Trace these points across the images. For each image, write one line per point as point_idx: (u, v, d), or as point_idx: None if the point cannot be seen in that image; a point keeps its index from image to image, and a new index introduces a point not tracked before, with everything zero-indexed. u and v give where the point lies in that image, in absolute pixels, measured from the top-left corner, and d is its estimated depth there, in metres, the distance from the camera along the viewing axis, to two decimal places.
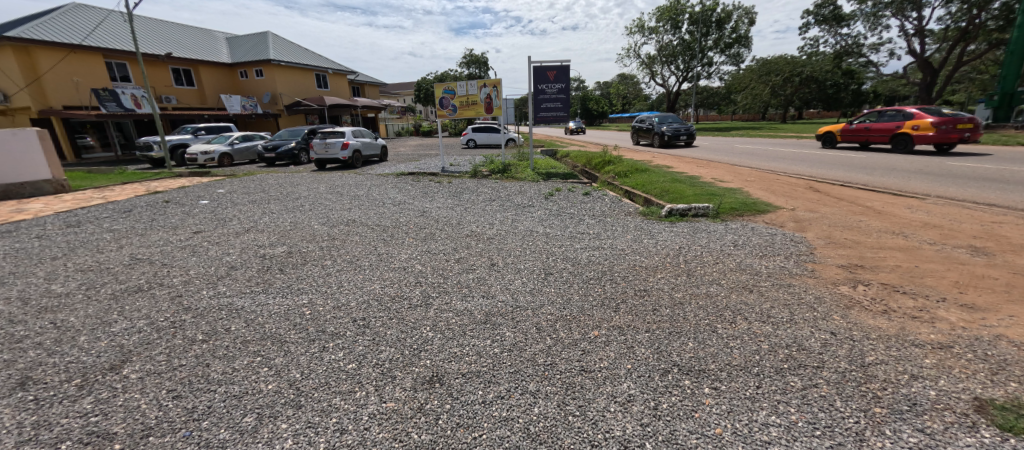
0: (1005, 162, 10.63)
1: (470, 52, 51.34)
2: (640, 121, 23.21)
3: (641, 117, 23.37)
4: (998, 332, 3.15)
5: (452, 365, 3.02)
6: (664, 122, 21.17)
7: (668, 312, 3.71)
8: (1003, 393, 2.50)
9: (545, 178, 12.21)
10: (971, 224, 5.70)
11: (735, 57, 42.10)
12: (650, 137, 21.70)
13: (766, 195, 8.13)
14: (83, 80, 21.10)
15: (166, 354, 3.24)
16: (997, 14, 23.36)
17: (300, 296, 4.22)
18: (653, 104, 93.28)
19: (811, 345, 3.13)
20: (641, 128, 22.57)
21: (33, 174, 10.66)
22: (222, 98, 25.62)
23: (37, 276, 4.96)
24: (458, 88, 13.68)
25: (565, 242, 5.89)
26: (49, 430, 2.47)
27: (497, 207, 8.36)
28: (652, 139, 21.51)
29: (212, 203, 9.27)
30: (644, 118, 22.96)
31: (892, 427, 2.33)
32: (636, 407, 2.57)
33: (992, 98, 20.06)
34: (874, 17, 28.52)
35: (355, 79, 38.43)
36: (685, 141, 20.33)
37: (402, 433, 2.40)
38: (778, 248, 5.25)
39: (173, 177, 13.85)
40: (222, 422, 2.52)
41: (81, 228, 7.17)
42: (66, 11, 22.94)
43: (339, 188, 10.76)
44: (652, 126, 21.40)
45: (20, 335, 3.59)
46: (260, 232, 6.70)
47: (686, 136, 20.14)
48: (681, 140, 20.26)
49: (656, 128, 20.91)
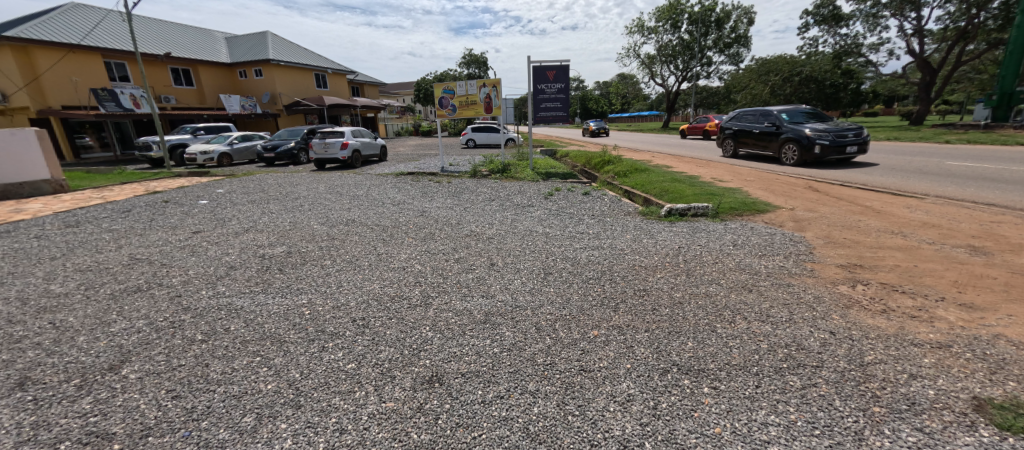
0: (1003, 162, 10.67)
1: (470, 52, 51.49)
2: (744, 119, 14.29)
3: (744, 113, 14.49)
4: (997, 332, 3.15)
5: (451, 365, 3.02)
6: (801, 121, 12.19)
7: (667, 312, 3.71)
8: (1002, 393, 2.50)
9: (544, 177, 12.22)
10: (970, 224, 5.71)
11: (734, 57, 42.15)
12: (780, 148, 12.45)
13: (765, 195, 8.14)
14: (82, 80, 21.09)
15: (165, 354, 3.24)
16: (997, 13, 23.34)
17: (299, 296, 4.22)
18: (653, 104, 93.52)
19: (811, 344, 3.13)
20: (753, 133, 13.57)
21: (31, 175, 10.63)
22: (222, 99, 25.69)
23: (36, 277, 4.95)
24: (457, 88, 13.67)
25: (565, 242, 5.88)
26: (48, 431, 2.47)
27: (497, 207, 8.35)
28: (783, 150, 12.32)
29: (211, 203, 9.24)
30: (754, 113, 13.94)
31: (892, 426, 2.33)
32: (636, 407, 2.57)
33: (992, 98, 20.08)
34: (873, 18, 28.57)
35: (354, 79, 38.42)
36: (854, 153, 11.17)
37: (401, 433, 2.40)
38: (778, 247, 5.25)
39: (172, 178, 13.80)
40: (221, 423, 2.51)
41: (79, 228, 7.14)
42: (64, 11, 22.90)
43: (339, 188, 10.72)
44: (778, 129, 12.46)
45: (18, 335, 3.59)
46: (259, 232, 6.68)
47: (855, 145, 11.12)
48: (849, 152, 11.11)
49: (790, 131, 11.99)
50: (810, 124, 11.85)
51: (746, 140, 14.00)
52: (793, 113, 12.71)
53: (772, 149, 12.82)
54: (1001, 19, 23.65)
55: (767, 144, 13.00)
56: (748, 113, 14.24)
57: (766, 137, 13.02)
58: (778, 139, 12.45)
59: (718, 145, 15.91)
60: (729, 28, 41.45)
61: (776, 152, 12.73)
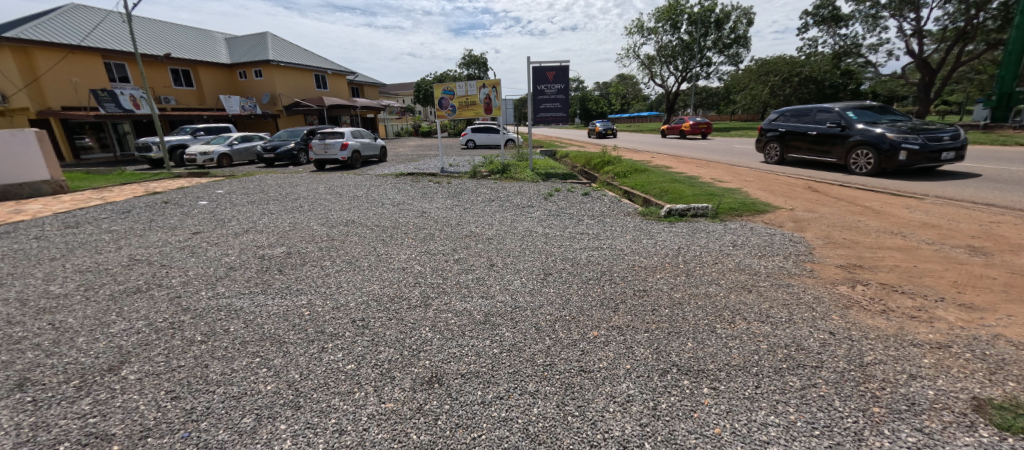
0: (1003, 162, 10.69)
1: (469, 53, 51.60)
2: (795, 118, 12.14)
3: (793, 112, 12.33)
4: (997, 331, 3.15)
5: (451, 365, 3.02)
6: (875, 120, 10.05)
7: (667, 312, 3.72)
8: (1002, 393, 2.50)
9: (544, 178, 12.22)
10: (969, 224, 5.73)
11: (733, 58, 42.23)
12: (849, 153, 10.29)
13: (765, 196, 8.15)
14: (81, 80, 21.11)
15: (164, 355, 3.23)
16: (996, 14, 23.40)
17: (299, 297, 4.21)
18: (652, 105, 93.63)
19: (811, 345, 3.13)
20: (809, 135, 11.41)
21: (31, 176, 10.63)
22: (222, 100, 25.74)
23: (36, 277, 4.94)
24: (457, 88, 13.69)
25: (565, 242, 5.89)
26: (47, 432, 2.46)
27: (496, 208, 8.37)
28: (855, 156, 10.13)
29: (211, 204, 9.24)
30: (807, 112, 11.78)
31: (891, 426, 2.33)
32: (636, 407, 2.57)
33: (991, 98, 20.13)
34: (872, 19, 28.64)
35: (354, 80, 38.44)
36: (951, 159, 9.02)
37: (401, 434, 2.40)
38: (778, 248, 5.25)
39: (172, 178, 13.81)
40: (221, 424, 2.51)
41: (79, 229, 7.14)
42: (64, 12, 22.91)
43: (339, 189, 10.73)
44: (844, 130, 10.33)
45: (17, 336, 3.58)
46: (259, 233, 6.69)
47: (950, 151, 9.00)
48: (945, 157, 8.96)
49: (862, 132, 9.87)
50: (887, 124, 9.74)
51: (799, 143, 11.84)
52: (861, 111, 10.58)
53: (836, 154, 10.67)
54: (1000, 19, 23.71)
55: (829, 148, 10.85)
56: (799, 111, 12.07)
57: (827, 140, 10.87)
58: (846, 142, 10.31)
59: (757, 150, 13.71)
60: (728, 28, 41.50)
61: (840, 158, 10.60)
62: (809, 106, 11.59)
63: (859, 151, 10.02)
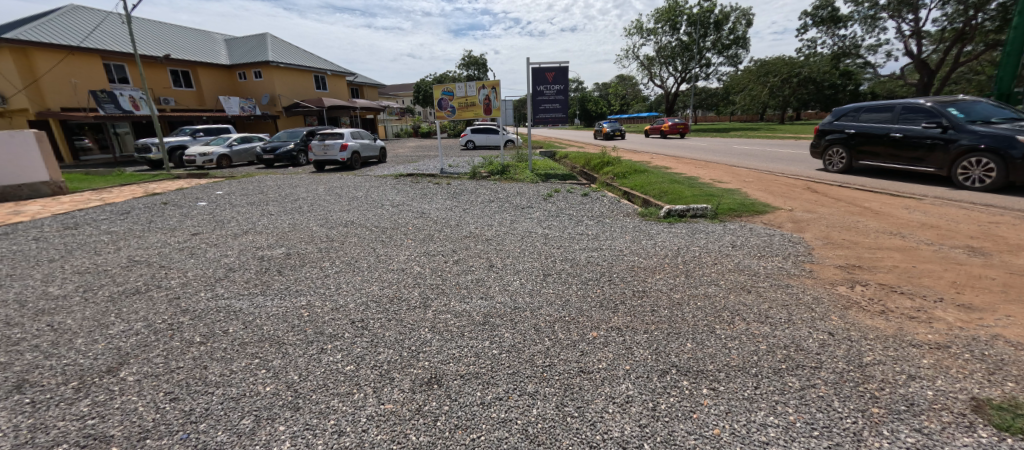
0: None
1: (469, 54, 51.70)
2: (864, 117, 9.94)
3: (863, 110, 10.02)
4: (995, 332, 3.16)
5: (450, 366, 3.02)
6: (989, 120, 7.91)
7: (666, 313, 3.71)
8: (1000, 393, 2.51)
9: (544, 179, 12.22)
10: (968, 224, 5.74)
11: (732, 58, 42.32)
12: (955, 161, 8.12)
13: (764, 196, 8.16)
14: (81, 81, 21.10)
15: (164, 356, 3.23)
16: (994, 15, 23.49)
17: (298, 298, 4.21)
18: (651, 106, 93.74)
19: (810, 345, 3.13)
20: (889, 138, 9.22)
21: (29, 177, 10.62)
22: (222, 101, 25.79)
23: (34, 279, 4.93)
24: (456, 89, 13.71)
25: (564, 243, 5.88)
26: (45, 433, 2.46)
27: (496, 209, 8.36)
28: (965, 165, 7.96)
29: (210, 205, 9.23)
30: (886, 109, 9.48)
31: (890, 426, 2.33)
32: (635, 408, 2.57)
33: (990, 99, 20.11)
34: (871, 20, 28.72)
35: (353, 81, 38.46)
36: None
37: (400, 435, 2.39)
38: (777, 248, 5.25)
39: (171, 179, 13.82)
40: (219, 425, 2.51)
41: (78, 231, 7.13)
42: (63, 13, 22.92)
43: (338, 190, 10.72)
44: (948, 132, 8.13)
45: (15, 338, 3.57)
46: (258, 234, 6.68)
47: None
48: None
49: (976, 136, 7.73)
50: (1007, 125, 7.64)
51: (875, 148, 9.55)
52: (963, 107, 8.37)
53: (933, 162, 8.47)
54: (998, 20, 23.80)
55: (923, 154, 8.57)
56: (871, 108, 9.82)
57: (921, 144, 8.60)
58: (950, 147, 8.13)
59: (810, 155, 11.40)
60: (727, 29, 41.55)
61: (939, 168, 8.42)
62: (886, 102, 9.41)
63: (973, 159, 7.83)
